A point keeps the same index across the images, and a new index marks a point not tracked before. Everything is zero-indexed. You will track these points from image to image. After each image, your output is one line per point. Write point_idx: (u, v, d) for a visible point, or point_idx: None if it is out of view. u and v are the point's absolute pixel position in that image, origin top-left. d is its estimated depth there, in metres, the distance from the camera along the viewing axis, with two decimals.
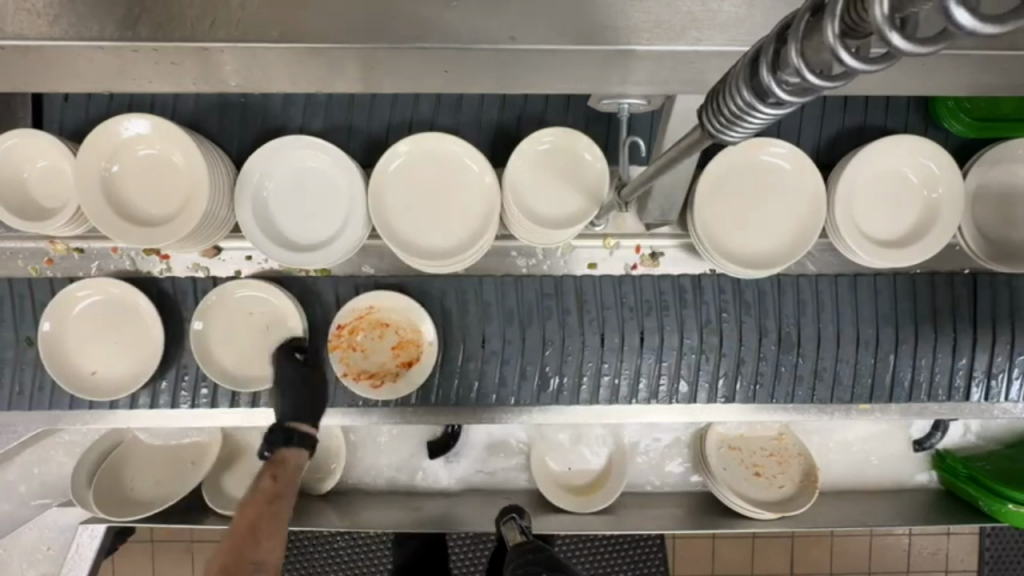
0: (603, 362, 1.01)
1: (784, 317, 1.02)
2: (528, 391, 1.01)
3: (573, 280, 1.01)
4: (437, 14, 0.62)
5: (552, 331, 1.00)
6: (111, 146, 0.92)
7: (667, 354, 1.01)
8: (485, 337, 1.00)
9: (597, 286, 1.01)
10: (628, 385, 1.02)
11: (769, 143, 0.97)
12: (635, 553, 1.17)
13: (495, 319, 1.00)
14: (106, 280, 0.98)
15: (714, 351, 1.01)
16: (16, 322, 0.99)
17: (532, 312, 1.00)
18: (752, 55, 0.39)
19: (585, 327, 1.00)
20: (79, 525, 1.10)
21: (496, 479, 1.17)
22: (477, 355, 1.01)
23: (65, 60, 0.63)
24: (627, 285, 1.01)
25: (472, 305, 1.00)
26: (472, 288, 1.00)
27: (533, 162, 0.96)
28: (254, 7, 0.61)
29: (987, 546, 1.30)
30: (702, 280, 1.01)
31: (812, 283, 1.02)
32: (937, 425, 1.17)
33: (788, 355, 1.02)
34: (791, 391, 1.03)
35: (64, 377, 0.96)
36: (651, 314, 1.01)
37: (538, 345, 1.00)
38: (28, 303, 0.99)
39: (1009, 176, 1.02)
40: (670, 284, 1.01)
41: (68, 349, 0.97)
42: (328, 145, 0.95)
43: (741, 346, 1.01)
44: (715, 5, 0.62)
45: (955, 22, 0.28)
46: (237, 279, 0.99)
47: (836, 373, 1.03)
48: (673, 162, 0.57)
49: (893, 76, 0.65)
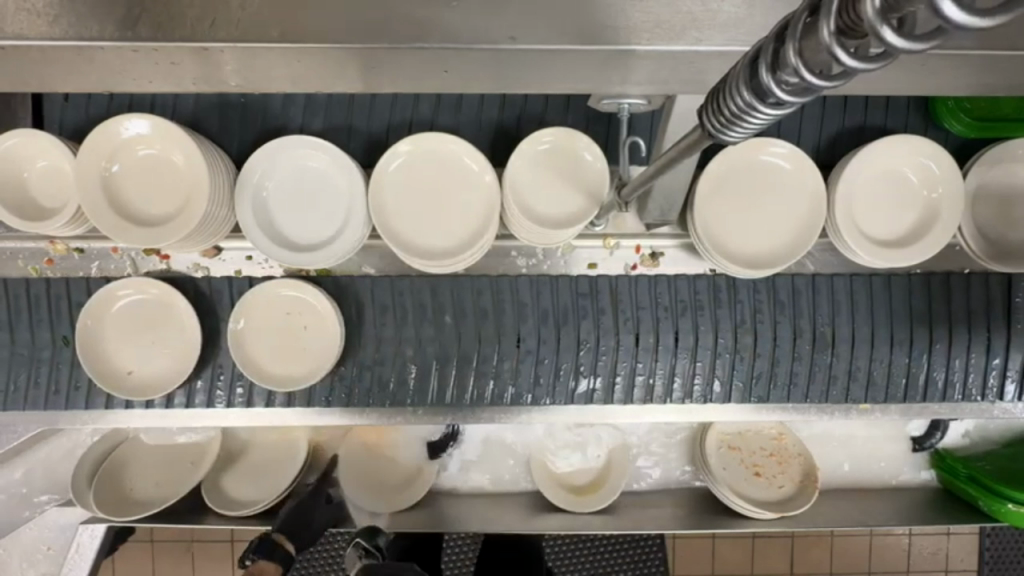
0: (637, 362, 1.01)
1: (817, 318, 1.02)
2: (560, 391, 1.02)
3: (608, 279, 1.01)
4: (437, 15, 0.62)
5: (587, 331, 1.00)
6: (110, 145, 0.92)
7: (702, 354, 1.01)
8: (521, 337, 1.00)
9: (632, 286, 1.01)
10: (662, 386, 1.02)
11: (769, 143, 0.97)
12: (635, 553, 1.17)
13: (531, 319, 1.00)
14: (147, 280, 0.98)
15: (748, 352, 1.01)
16: (52, 322, 0.99)
17: (567, 312, 1.00)
18: (752, 55, 0.39)
19: (619, 328, 1.00)
20: (79, 525, 1.10)
21: (496, 479, 1.17)
22: (513, 355, 1.00)
23: (64, 61, 0.63)
24: (662, 286, 1.01)
25: (507, 304, 1.00)
26: (506, 288, 1.00)
27: (533, 162, 0.96)
28: (255, 7, 0.61)
29: (986, 546, 1.30)
30: (736, 281, 1.02)
31: (846, 284, 1.03)
32: (936, 425, 1.18)
33: (822, 355, 1.02)
34: (824, 391, 1.03)
35: (101, 376, 0.96)
36: (686, 314, 1.01)
37: (572, 345, 1.00)
38: (65, 304, 0.99)
39: (1009, 176, 1.02)
40: (705, 284, 1.01)
41: (105, 349, 0.98)
42: (327, 145, 0.94)
43: (775, 346, 1.01)
44: (715, 5, 0.62)
45: (947, 18, 0.28)
46: (272, 280, 0.98)
47: (870, 374, 1.03)
48: (673, 162, 0.57)
49: (892, 75, 0.65)
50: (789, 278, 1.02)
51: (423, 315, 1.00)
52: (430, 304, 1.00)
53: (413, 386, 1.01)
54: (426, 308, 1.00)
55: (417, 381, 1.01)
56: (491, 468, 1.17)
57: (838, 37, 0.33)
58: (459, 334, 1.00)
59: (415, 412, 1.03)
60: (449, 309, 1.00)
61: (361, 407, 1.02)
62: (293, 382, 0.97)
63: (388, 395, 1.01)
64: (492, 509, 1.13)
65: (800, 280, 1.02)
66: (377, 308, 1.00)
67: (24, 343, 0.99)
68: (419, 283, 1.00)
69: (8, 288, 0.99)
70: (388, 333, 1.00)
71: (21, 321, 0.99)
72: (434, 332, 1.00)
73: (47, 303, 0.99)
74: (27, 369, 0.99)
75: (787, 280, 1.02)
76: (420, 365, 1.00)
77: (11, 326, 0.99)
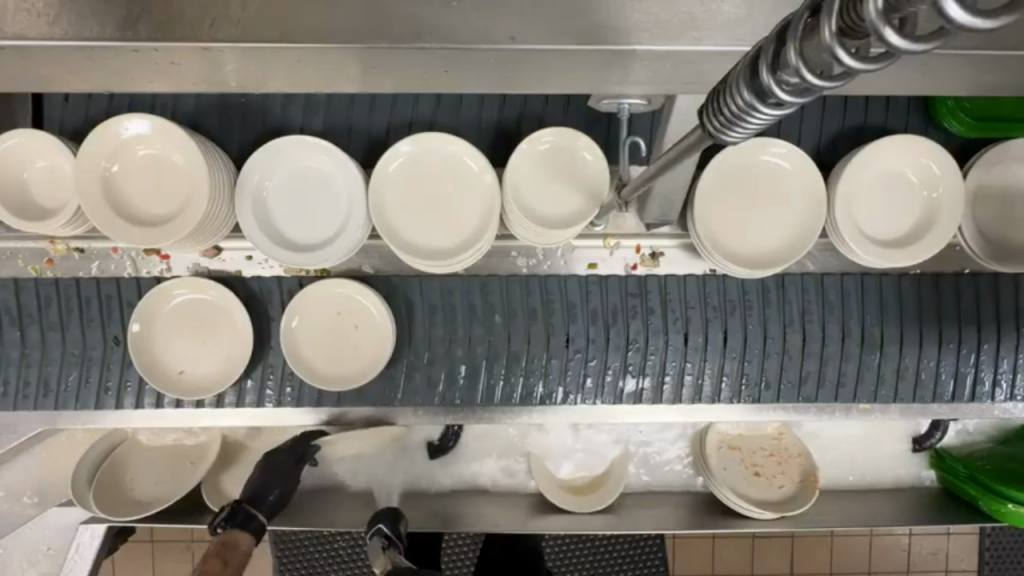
0: (686, 362, 1.01)
1: (865, 318, 1.03)
2: (608, 391, 1.02)
3: (658, 280, 1.01)
4: (438, 15, 0.62)
5: (637, 331, 1.01)
6: (111, 146, 0.92)
7: (751, 353, 1.01)
8: (570, 337, 1.00)
9: (681, 287, 1.01)
10: (711, 386, 1.02)
11: (769, 143, 0.97)
12: (636, 553, 1.17)
13: (580, 319, 1.00)
14: (201, 279, 0.98)
15: (797, 353, 1.02)
16: (104, 322, 0.99)
17: (617, 312, 1.01)
18: (752, 55, 0.39)
19: (668, 328, 1.01)
20: (80, 525, 1.11)
21: (497, 480, 1.16)
22: (562, 354, 1.01)
23: (62, 61, 0.63)
24: (711, 286, 1.01)
25: (557, 309, 1.00)
26: (557, 288, 1.01)
27: (533, 162, 0.96)
28: (255, 7, 0.61)
29: (987, 547, 1.30)
30: (786, 281, 1.02)
31: (894, 285, 1.03)
32: (937, 425, 1.16)
33: (871, 356, 1.03)
34: (873, 391, 1.03)
35: (154, 376, 0.96)
36: (734, 315, 1.01)
37: (621, 345, 1.01)
38: (116, 302, 0.99)
39: (1010, 176, 1.02)
40: (754, 283, 1.02)
41: (155, 349, 0.98)
42: (327, 145, 0.94)
43: (824, 344, 1.02)
44: (715, 5, 0.62)
45: (948, 18, 0.28)
46: (324, 281, 0.98)
47: (918, 374, 1.04)
48: (673, 163, 0.57)
49: (891, 75, 0.65)
50: (795, 278, 1.02)
51: (472, 316, 1.00)
52: (479, 305, 1.01)
53: (463, 385, 1.01)
54: (476, 309, 1.00)
55: (466, 381, 1.01)
56: (494, 469, 1.16)
57: (839, 37, 0.33)
58: (508, 334, 1.00)
59: (415, 411, 1.04)
60: (498, 309, 1.00)
61: (364, 406, 1.02)
62: (347, 382, 0.97)
63: (386, 396, 1.01)
64: (493, 509, 1.13)
65: (850, 280, 1.03)
66: (428, 308, 1.01)
67: (75, 343, 0.99)
68: (422, 282, 1.01)
69: (59, 288, 0.99)
70: (439, 333, 1.00)
71: (72, 319, 0.99)
72: (484, 331, 1.00)
73: (97, 302, 0.99)
74: (74, 369, 1.00)
75: (837, 280, 1.03)
76: (470, 364, 1.00)
77: (17, 323, 0.99)
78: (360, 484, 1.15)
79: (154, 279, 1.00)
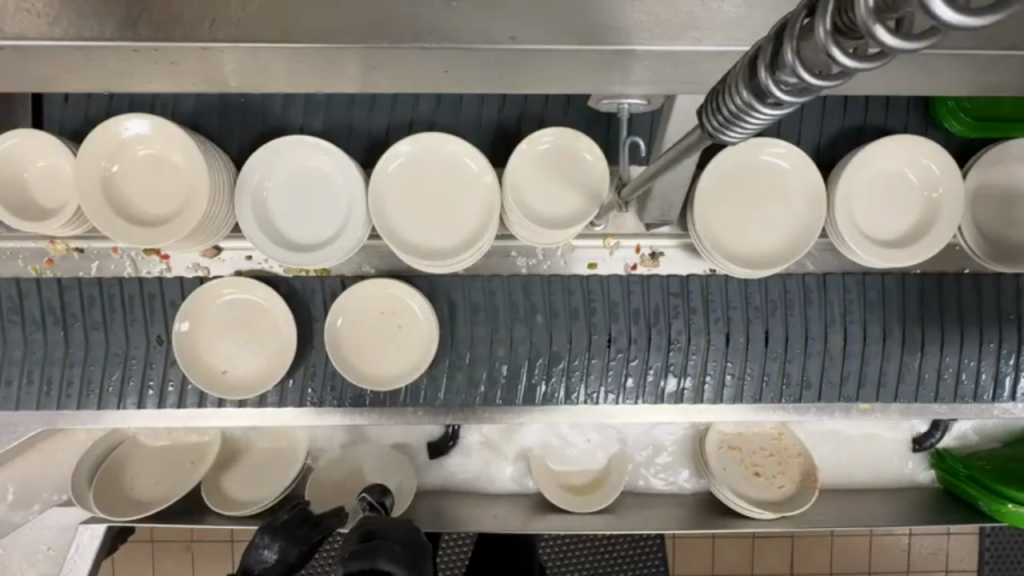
0: (727, 363, 1.01)
1: (906, 319, 1.03)
2: (649, 391, 1.02)
3: (701, 279, 1.01)
4: (438, 15, 0.62)
5: (678, 331, 1.01)
6: (111, 146, 0.92)
7: (793, 352, 1.02)
8: (612, 336, 1.00)
9: (723, 286, 1.01)
10: (754, 385, 1.02)
11: (769, 143, 0.97)
12: (635, 553, 1.17)
13: (622, 318, 1.01)
14: (248, 281, 0.98)
15: (838, 353, 1.02)
16: (147, 322, 0.99)
17: (659, 312, 1.01)
18: (751, 55, 0.39)
19: (710, 328, 1.01)
20: (79, 525, 1.09)
21: (498, 479, 1.16)
22: (603, 354, 1.01)
23: (61, 61, 0.63)
24: (753, 285, 1.01)
25: (599, 307, 1.01)
26: (599, 289, 1.01)
27: (533, 161, 0.96)
28: (255, 7, 0.61)
29: (987, 546, 1.30)
30: (826, 280, 1.02)
31: (936, 285, 1.03)
32: (937, 425, 1.17)
33: (911, 356, 1.03)
34: (914, 391, 1.04)
35: (199, 376, 0.97)
36: (776, 315, 1.01)
37: (663, 345, 1.01)
38: (159, 301, 0.99)
39: (1010, 176, 1.02)
40: (795, 283, 1.02)
41: (200, 349, 0.98)
42: (326, 145, 0.94)
43: (865, 344, 1.02)
44: (715, 5, 0.62)
45: (939, 17, 0.28)
46: (370, 281, 0.98)
47: (959, 375, 1.04)
48: (673, 163, 0.57)
49: (890, 73, 0.65)
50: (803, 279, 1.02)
51: (515, 315, 1.00)
52: (522, 304, 1.00)
53: (504, 384, 1.01)
54: (519, 308, 1.00)
55: (508, 381, 1.01)
56: (495, 469, 1.16)
57: (835, 36, 0.33)
58: (551, 334, 1.00)
59: (415, 411, 1.04)
60: (541, 309, 1.00)
61: (363, 406, 1.02)
62: (392, 382, 0.97)
63: (384, 396, 1.01)
64: (493, 509, 1.13)
65: (891, 280, 1.03)
66: (470, 307, 1.00)
67: (118, 343, 0.99)
68: (430, 280, 1.01)
69: (102, 288, 0.99)
70: (481, 332, 1.00)
71: (115, 318, 0.99)
72: (527, 331, 1.00)
73: (140, 302, 0.99)
74: (117, 370, 1.00)
75: (877, 280, 1.03)
76: (512, 364, 1.01)
77: (18, 324, 0.99)
78: None
79: (198, 279, 1.01)
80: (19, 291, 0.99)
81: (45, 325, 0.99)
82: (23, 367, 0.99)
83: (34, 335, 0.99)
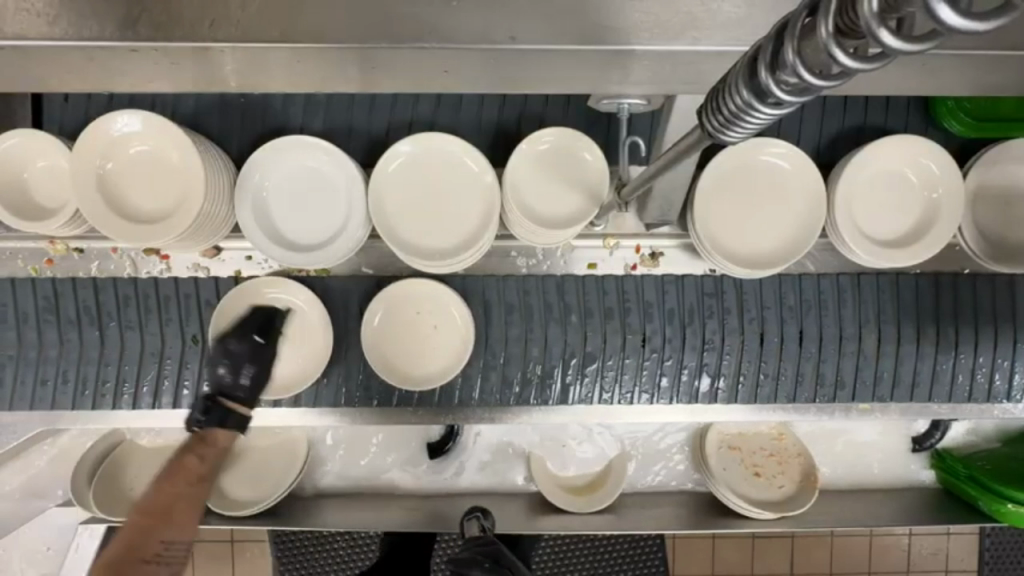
0: (762, 364, 1.02)
1: (940, 319, 1.03)
2: (684, 391, 1.03)
3: (734, 279, 1.01)
4: (438, 15, 0.62)
5: (712, 331, 1.01)
6: (106, 145, 0.92)
7: (827, 352, 1.02)
8: (647, 336, 1.01)
9: (758, 285, 1.02)
10: (789, 385, 1.03)
11: (768, 143, 0.97)
12: (635, 553, 1.17)
13: (657, 318, 1.01)
14: (276, 279, 0.98)
15: (873, 353, 1.02)
16: (182, 320, 1.00)
17: (693, 312, 1.01)
18: (751, 54, 0.39)
19: (744, 328, 1.01)
20: (79, 525, 1.10)
21: (498, 479, 1.16)
22: (639, 354, 1.01)
23: (61, 61, 0.63)
24: (787, 285, 1.02)
25: (633, 307, 1.01)
26: (634, 289, 1.01)
27: (533, 161, 0.96)
28: (255, 7, 0.61)
29: (987, 546, 1.30)
30: (861, 279, 1.03)
31: (970, 285, 1.03)
32: (936, 425, 1.17)
33: (946, 356, 1.03)
34: (949, 392, 1.05)
35: None
36: (810, 314, 1.02)
37: (697, 345, 1.01)
38: (194, 302, 1.00)
39: (1011, 176, 1.02)
40: (828, 282, 1.02)
41: None
42: (326, 145, 0.94)
43: (899, 344, 1.03)
44: (715, 5, 0.62)
45: (943, 21, 0.28)
46: (405, 280, 0.98)
47: (994, 377, 1.04)
48: (673, 163, 0.57)
49: (890, 74, 0.65)
50: (830, 278, 1.02)
51: (550, 315, 1.01)
52: (556, 304, 1.01)
53: (537, 385, 1.01)
54: (554, 308, 1.00)
55: (542, 380, 1.01)
56: (496, 469, 1.16)
57: (836, 37, 0.33)
58: (586, 334, 1.00)
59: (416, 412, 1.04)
60: (576, 309, 1.01)
61: (363, 406, 1.02)
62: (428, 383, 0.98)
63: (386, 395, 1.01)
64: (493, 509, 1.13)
65: (925, 279, 1.03)
66: (504, 306, 1.01)
67: (153, 344, 1.00)
68: (466, 280, 1.01)
69: (137, 288, 0.99)
70: (516, 331, 1.01)
71: (151, 318, 1.00)
72: (561, 331, 1.00)
73: (176, 303, 1.00)
74: (153, 369, 1.00)
75: (911, 280, 1.03)
76: (545, 365, 1.01)
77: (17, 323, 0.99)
78: (360, 481, 1.16)
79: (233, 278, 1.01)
80: (55, 292, 0.99)
81: (80, 324, 1.00)
82: (59, 367, 1.00)
83: (70, 334, 0.99)
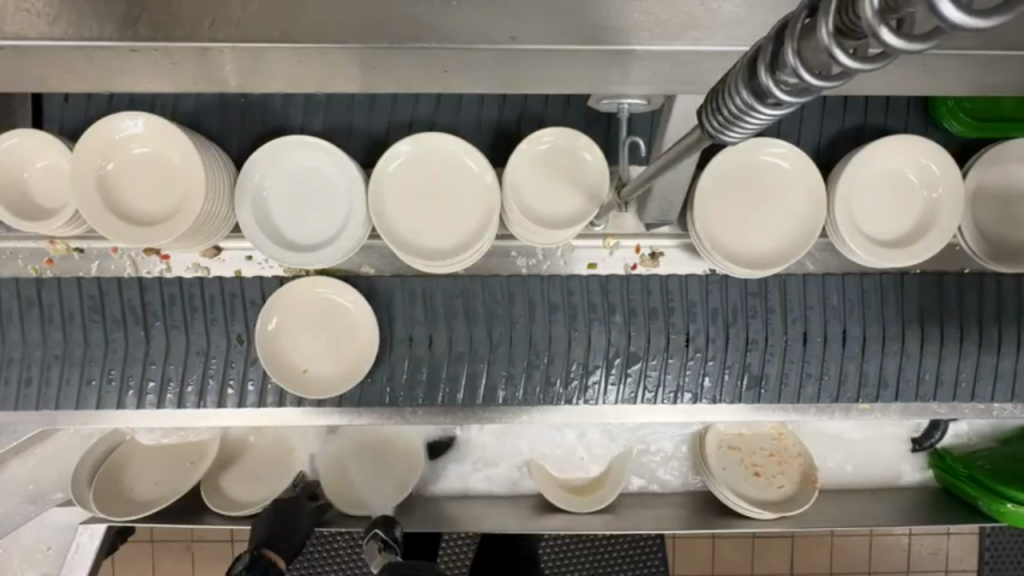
0: (806, 363, 1.02)
1: (982, 318, 1.03)
2: (727, 390, 1.02)
3: (778, 278, 1.01)
4: (438, 15, 0.62)
5: (756, 331, 1.01)
6: (107, 145, 0.92)
7: (871, 352, 1.02)
8: (691, 335, 1.00)
9: (801, 286, 1.02)
10: (832, 385, 1.03)
11: (768, 143, 0.97)
12: (635, 553, 1.16)
13: (700, 318, 1.00)
14: (321, 279, 0.97)
15: (915, 353, 1.03)
16: (227, 320, 0.99)
17: (737, 312, 1.01)
18: (751, 55, 0.39)
19: (787, 328, 1.01)
20: (79, 524, 1.10)
21: (496, 478, 1.16)
22: (685, 355, 1.01)
23: (60, 60, 0.63)
24: (830, 285, 1.02)
25: (677, 307, 1.00)
26: (678, 290, 1.01)
27: (533, 161, 0.96)
28: (255, 7, 0.61)
29: (987, 546, 1.30)
30: (904, 279, 1.02)
31: (1012, 286, 1.03)
32: (936, 425, 1.17)
33: (988, 355, 1.03)
34: (991, 390, 1.04)
35: (280, 376, 0.96)
36: (853, 314, 1.02)
37: (740, 345, 1.01)
38: (240, 300, 0.99)
39: (1010, 176, 1.02)
40: (871, 282, 1.02)
41: (281, 347, 0.97)
42: (326, 145, 0.94)
43: (942, 344, 1.03)
44: (715, 5, 0.62)
45: (942, 16, 0.28)
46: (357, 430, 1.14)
47: None
48: (673, 162, 0.57)
49: (890, 73, 0.65)
50: (874, 275, 1.02)
51: (594, 315, 1.00)
52: (601, 304, 1.00)
53: (578, 385, 1.01)
54: (599, 308, 1.00)
55: (582, 380, 1.01)
56: (496, 468, 1.16)
57: (837, 37, 0.33)
58: (630, 333, 1.00)
59: (415, 412, 1.04)
60: (620, 309, 1.00)
61: (359, 407, 1.03)
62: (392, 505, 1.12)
63: (397, 395, 1.00)
64: (493, 510, 1.12)
65: (967, 278, 1.03)
66: (549, 307, 1.00)
67: (198, 343, 0.99)
68: (509, 282, 1.00)
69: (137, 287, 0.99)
70: (559, 330, 1.00)
71: (196, 317, 0.99)
72: (606, 331, 1.00)
73: (221, 303, 0.99)
74: (198, 368, 1.00)
75: (954, 279, 1.03)
76: (587, 364, 1.00)
77: (15, 323, 0.98)
78: None
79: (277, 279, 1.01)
80: (102, 290, 0.98)
81: (125, 324, 0.99)
82: (103, 366, 0.99)
83: (116, 334, 0.99)
